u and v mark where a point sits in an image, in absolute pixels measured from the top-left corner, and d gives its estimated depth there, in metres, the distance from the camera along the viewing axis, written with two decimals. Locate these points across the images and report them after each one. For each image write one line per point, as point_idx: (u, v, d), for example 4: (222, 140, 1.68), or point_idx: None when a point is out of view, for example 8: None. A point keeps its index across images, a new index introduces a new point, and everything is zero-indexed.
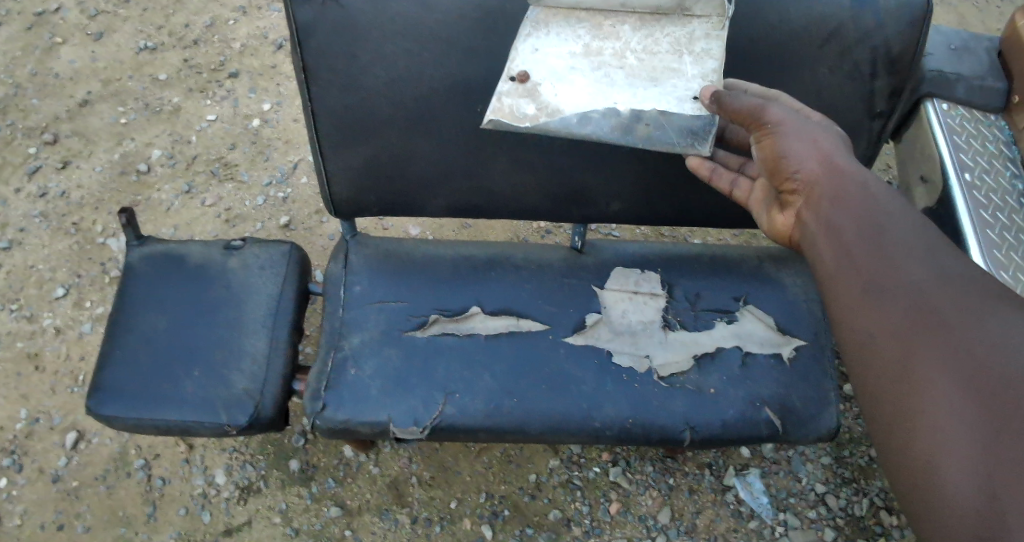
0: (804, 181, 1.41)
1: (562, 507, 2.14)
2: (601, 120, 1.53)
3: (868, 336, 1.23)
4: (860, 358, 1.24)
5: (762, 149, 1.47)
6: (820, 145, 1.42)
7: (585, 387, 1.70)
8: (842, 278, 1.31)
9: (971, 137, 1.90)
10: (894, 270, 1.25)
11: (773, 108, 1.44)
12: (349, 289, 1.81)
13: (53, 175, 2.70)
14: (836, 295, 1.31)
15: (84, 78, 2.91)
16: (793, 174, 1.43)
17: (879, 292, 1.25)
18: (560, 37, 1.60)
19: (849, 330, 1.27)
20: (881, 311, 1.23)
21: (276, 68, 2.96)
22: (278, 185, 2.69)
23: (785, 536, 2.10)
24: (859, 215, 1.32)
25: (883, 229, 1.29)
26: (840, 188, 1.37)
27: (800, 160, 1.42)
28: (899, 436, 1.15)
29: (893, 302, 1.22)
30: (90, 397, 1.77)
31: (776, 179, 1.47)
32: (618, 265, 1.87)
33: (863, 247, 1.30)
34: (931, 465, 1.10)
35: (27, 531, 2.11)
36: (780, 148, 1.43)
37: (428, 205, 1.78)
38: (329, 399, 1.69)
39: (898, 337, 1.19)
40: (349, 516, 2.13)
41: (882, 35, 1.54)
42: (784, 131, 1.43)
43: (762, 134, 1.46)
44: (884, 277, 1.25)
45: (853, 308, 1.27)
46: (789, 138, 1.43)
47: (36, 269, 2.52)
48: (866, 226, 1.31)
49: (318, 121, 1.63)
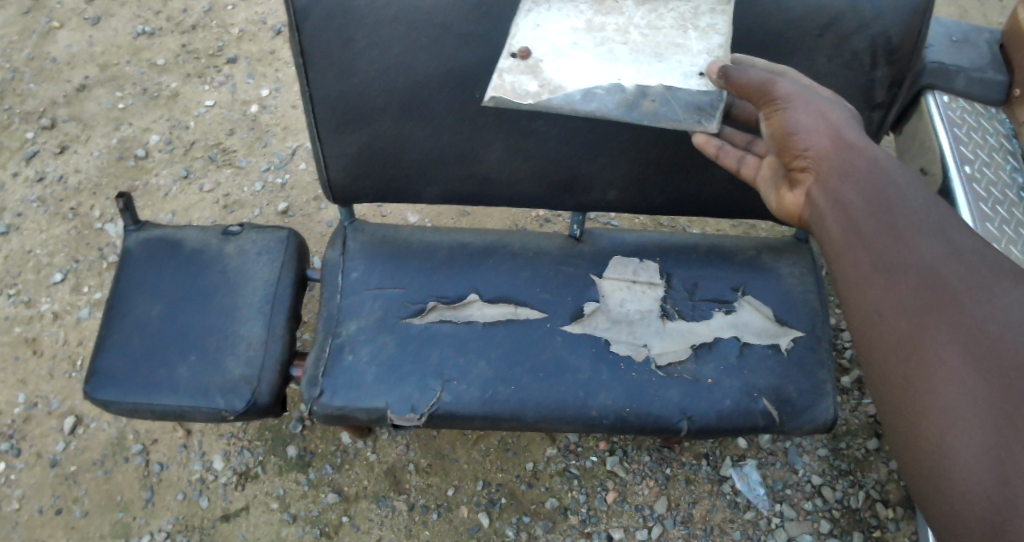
0: (814, 157, 1.39)
1: (559, 495, 2.15)
2: (605, 95, 1.52)
3: (878, 317, 1.23)
4: (870, 338, 1.24)
5: (772, 125, 1.44)
6: (831, 122, 1.39)
7: (582, 375, 1.70)
8: (851, 256, 1.29)
9: (971, 129, 1.89)
10: (906, 248, 1.23)
11: (782, 84, 1.40)
12: (346, 275, 1.81)
13: (50, 160, 2.69)
14: (845, 273, 1.30)
15: (81, 63, 2.89)
16: (803, 151, 1.41)
17: (889, 271, 1.24)
18: (562, 13, 1.61)
19: (859, 309, 1.27)
20: (891, 291, 1.23)
21: (275, 53, 2.95)
22: (277, 171, 2.69)
23: (781, 527, 2.11)
24: (870, 192, 1.31)
25: (894, 206, 1.28)
26: (851, 165, 1.35)
27: (810, 137, 1.39)
28: (910, 418, 1.15)
29: (904, 281, 1.21)
30: (87, 381, 1.77)
31: (784, 155, 1.44)
32: (617, 254, 1.87)
33: (873, 225, 1.28)
34: (942, 449, 1.10)
35: (25, 515, 2.12)
36: (791, 125, 1.41)
37: (425, 191, 1.78)
38: (326, 385, 1.69)
39: (910, 318, 1.19)
40: (346, 502, 2.14)
41: (882, 24, 1.52)
42: (794, 107, 1.40)
43: (771, 110, 1.43)
44: (895, 255, 1.24)
45: (863, 286, 1.26)
46: (799, 114, 1.40)
47: (34, 253, 2.52)
48: (876, 203, 1.29)
49: (315, 105, 1.63)
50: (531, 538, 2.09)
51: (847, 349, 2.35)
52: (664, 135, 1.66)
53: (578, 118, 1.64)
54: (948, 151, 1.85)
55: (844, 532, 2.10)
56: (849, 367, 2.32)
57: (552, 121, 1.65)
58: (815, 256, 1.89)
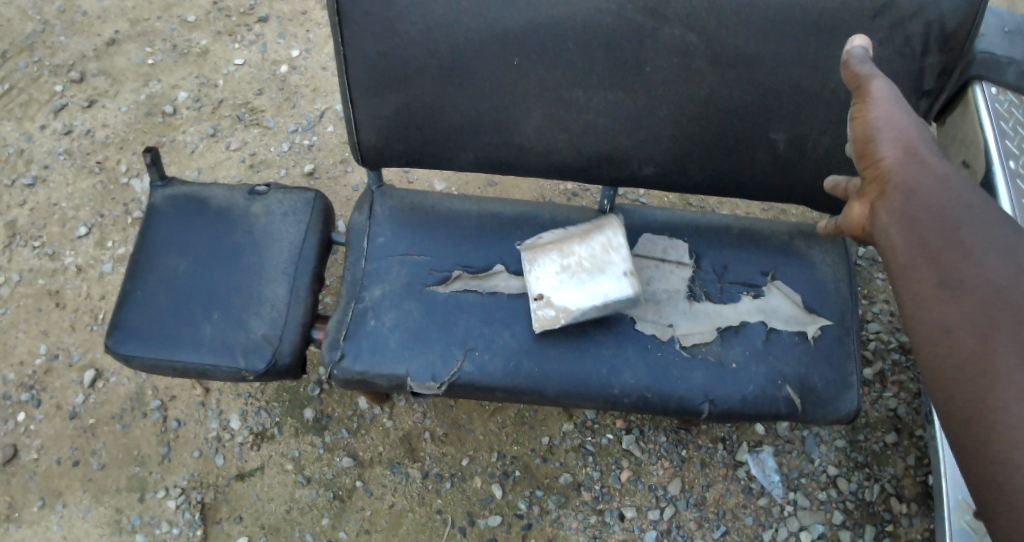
0: (885, 167, 1.28)
1: (573, 471, 2.14)
2: None
3: (943, 331, 1.15)
4: (932, 354, 1.16)
5: (854, 125, 1.33)
6: (908, 133, 1.29)
7: (606, 351, 1.69)
8: (914, 269, 1.20)
9: (1016, 123, 1.88)
10: (974, 266, 1.16)
11: (879, 83, 1.31)
12: (373, 240, 1.80)
13: (78, 113, 2.69)
14: (907, 287, 1.21)
15: (112, 17, 2.88)
16: (874, 159, 1.29)
17: (956, 287, 1.16)
18: None
19: (922, 323, 1.18)
20: (957, 304, 1.15)
21: (307, 14, 2.93)
22: (304, 132, 2.67)
23: (793, 516, 2.09)
24: (938, 207, 1.22)
25: (962, 223, 1.20)
26: (921, 179, 1.25)
27: (885, 145, 1.29)
28: (974, 432, 1.08)
29: (971, 299, 1.15)
30: (110, 335, 1.77)
31: (858, 163, 1.33)
32: (646, 232, 1.85)
33: (940, 239, 1.20)
34: (1011, 465, 1.04)
35: (43, 465, 2.14)
36: (871, 128, 1.30)
37: (456, 158, 1.76)
38: (347, 349, 1.68)
39: (979, 335, 1.12)
40: (360, 467, 2.14)
41: (938, 9, 1.48)
42: (878, 108, 1.30)
43: (858, 108, 1.33)
44: (961, 272, 1.17)
45: (925, 299, 1.18)
46: (882, 118, 1.30)
47: (59, 206, 2.52)
48: (945, 218, 1.21)
49: (350, 66, 1.61)
50: (543, 512, 2.09)
51: (871, 340, 2.31)
52: (703, 111, 1.63)
53: (617, 90, 1.62)
54: (997, 149, 1.87)
55: (857, 524, 2.08)
56: (872, 358, 2.28)
57: (591, 93, 1.62)
58: (847, 243, 1.86)
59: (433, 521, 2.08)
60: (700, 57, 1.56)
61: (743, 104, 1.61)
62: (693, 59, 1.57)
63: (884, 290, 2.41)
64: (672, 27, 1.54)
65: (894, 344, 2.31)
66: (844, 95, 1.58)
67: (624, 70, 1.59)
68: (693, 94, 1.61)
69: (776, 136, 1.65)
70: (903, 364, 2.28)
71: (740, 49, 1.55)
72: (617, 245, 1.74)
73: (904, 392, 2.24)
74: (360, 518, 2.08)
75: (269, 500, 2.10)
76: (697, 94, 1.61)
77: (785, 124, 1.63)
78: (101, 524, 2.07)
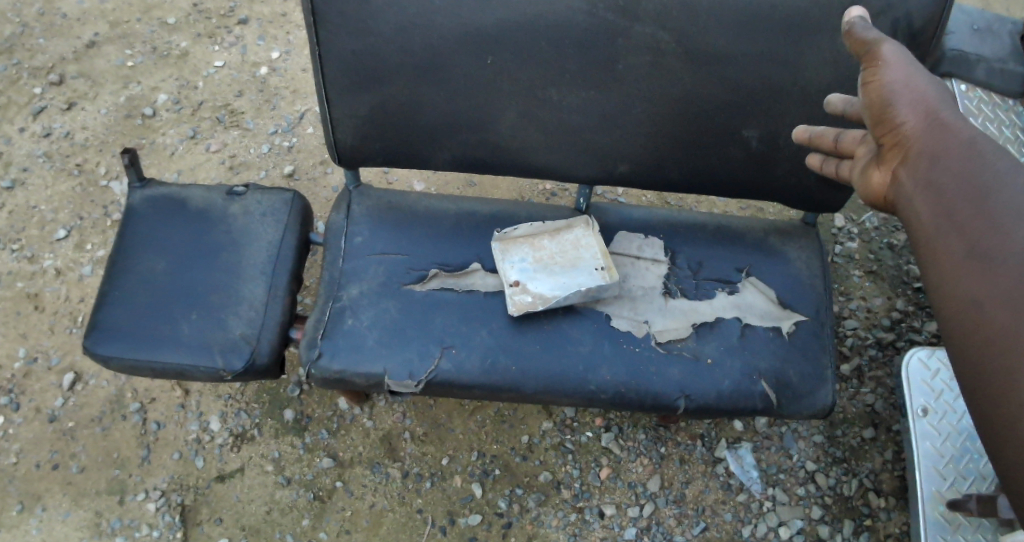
0: (904, 134, 1.22)
1: (553, 469, 2.15)
2: None
3: (971, 306, 1.10)
4: (959, 329, 1.11)
5: (868, 91, 1.26)
6: (927, 97, 1.22)
7: (582, 347, 1.70)
8: (940, 240, 1.15)
9: (988, 121, 2.00)
10: (1003, 236, 1.10)
11: (889, 45, 1.23)
12: (350, 239, 1.81)
13: (57, 116, 2.68)
14: (933, 260, 1.16)
15: (91, 19, 2.87)
16: (894, 126, 1.24)
17: (986, 260, 1.10)
18: None
19: (947, 297, 1.13)
20: (987, 278, 1.09)
21: (287, 16, 2.93)
22: (284, 134, 2.67)
23: (773, 511, 2.11)
24: (964, 174, 1.16)
25: (991, 189, 1.13)
26: (943, 146, 1.19)
27: (904, 111, 1.22)
28: (1004, 411, 1.03)
29: (1001, 272, 1.09)
30: (87, 336, 1.76)
31: (874, 130, 1.27)
32: (623, 230, 1.87)
33: (968, 208, 1.14)
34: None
35: (22, 469, 2.12)
36: (885, 94, 1.23)
37: (432, 157, 1.77)
38: (325, 348, 1.69)
39: (1010, 310, 1.06)
40: (340, 467, 2.14)
41: (906, 5, 1.49)
42: (893, 72, 1.23)
43: (871, 73, 1.25)
44: (989, 242, 1.11)
45: (953, 275, 1.13)
46: (898, 82, 1.23)
47: (38, 209, 2.51)
48: (971, 185, 1.15)
49: (325, 65, 1.61)
50: (523, 510, 2.10)
51: (848, 337, 2.33)
52: (675, 110, 1.65)
53: (590, 88, 1.63)
54: None
55: (835, 519, 2.10)
56: (849, 355, 2.31)
57: (565, 91, 1.64)
58: (821, 240, 1.89)
59: (413, 521, 2.08)
60: (670, 55, 1.58)
61: (715, 104, 1.63)
62: (662, 56, 1.58)
63: (861, 287, 2.43)
64: (643, 26, 1.55)
65: (871, 341, 2.33)
66: (815, 92, 1.60)
67: (598, 67, 1.60)
68: (663, 92, 1.63)
69: (747, 134, 1.67)
70: (879, 359, 2.30)
71: (712, 46, 1.56)
72: (586, 243, 1.85)
73: (880, 388, 2.26)
74: (340, 519, 2.08)
75: (249, 501, 2.10)
76: (668, 91, 1.62)
77: (754, 120, 1.65)
78: (81, 527, 2.06)
